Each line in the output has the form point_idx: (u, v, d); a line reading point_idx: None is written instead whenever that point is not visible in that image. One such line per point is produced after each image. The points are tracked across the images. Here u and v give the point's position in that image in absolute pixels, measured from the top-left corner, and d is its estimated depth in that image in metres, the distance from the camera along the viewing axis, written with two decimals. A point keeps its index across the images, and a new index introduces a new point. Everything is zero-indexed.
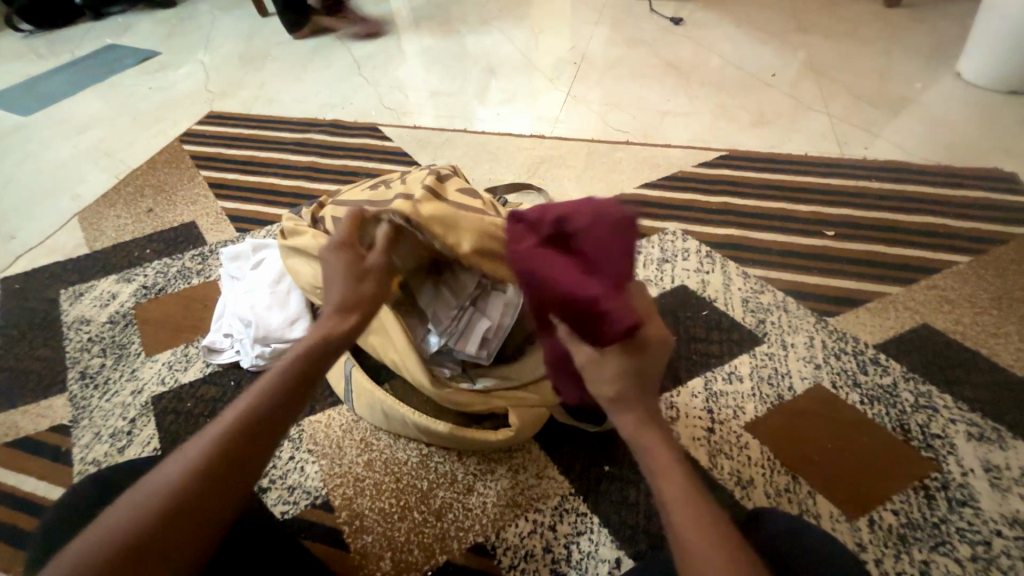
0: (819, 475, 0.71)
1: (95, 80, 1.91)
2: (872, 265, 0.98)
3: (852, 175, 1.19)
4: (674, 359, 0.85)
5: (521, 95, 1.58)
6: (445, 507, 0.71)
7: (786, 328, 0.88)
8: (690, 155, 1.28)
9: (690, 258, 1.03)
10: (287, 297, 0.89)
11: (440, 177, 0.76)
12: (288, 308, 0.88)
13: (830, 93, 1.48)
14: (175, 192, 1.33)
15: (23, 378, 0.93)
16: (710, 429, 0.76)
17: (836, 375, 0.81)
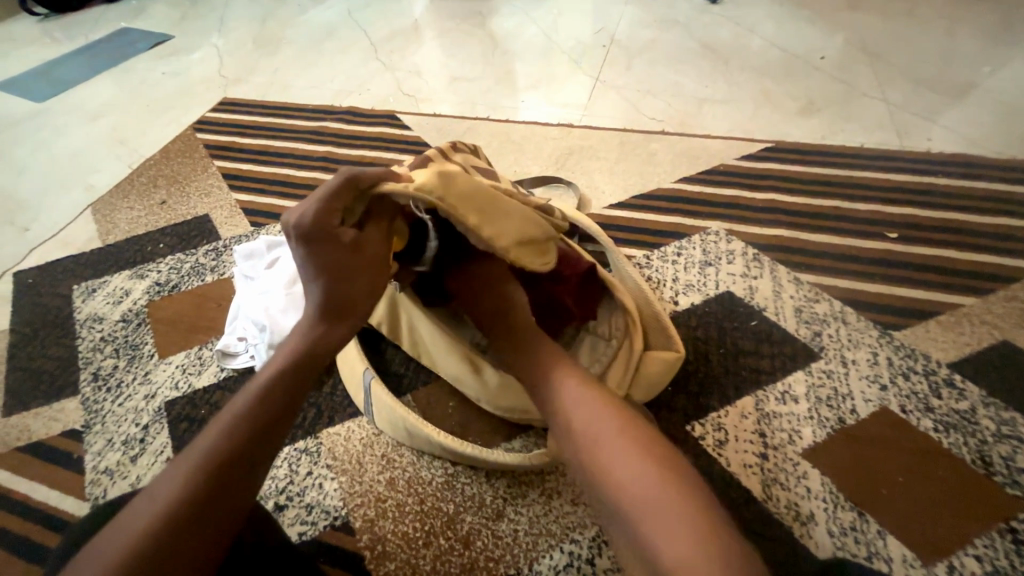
0: (888, 513, 0.63)
1: (108, 66, 1.87)
2: (940, 272, 0.89)
3: (915, 170, 1.08)
4: (720, 375, 0.78)
5: (546, 80, 1.49)
6: (473, 534, 0.66)
7: (845, 343, 0.80)
8: (732, 147, 1.18)
9: (735, 261, 0.94)
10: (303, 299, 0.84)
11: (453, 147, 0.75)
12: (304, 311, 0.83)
13: (885, 78, 1.35)
14: (188, 183, 1.28)
15: (36, 378, 0.90)
16: (763, 456, 0.69)
17: (904, 398, 0.73)
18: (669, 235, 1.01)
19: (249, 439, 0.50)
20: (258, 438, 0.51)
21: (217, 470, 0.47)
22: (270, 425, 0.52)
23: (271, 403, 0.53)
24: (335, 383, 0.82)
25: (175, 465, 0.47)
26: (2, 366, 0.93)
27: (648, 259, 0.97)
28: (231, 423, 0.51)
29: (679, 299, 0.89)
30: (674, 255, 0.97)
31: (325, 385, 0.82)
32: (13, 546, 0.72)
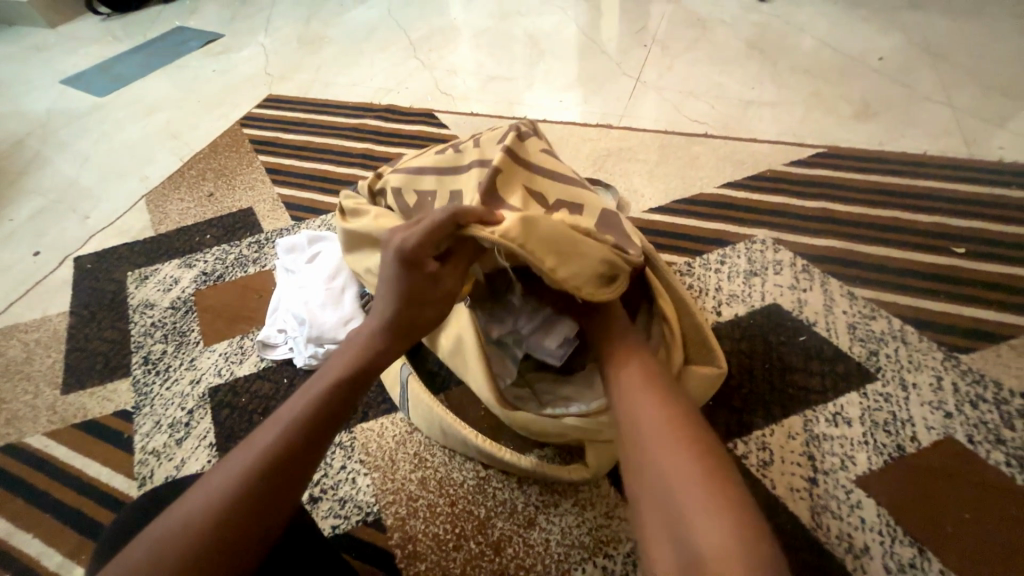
0: (953, 551, 0.59)
1: (163, 63, 1.96)
2: (1013, 292, 0.82)
3: (984, 180, 1.00)
4: (766, 392, 0.74)
5: (586, 80, 1.46)
6: (504, 540, 0.65)
7: (905, 364, 0.75)
8: (781, 152, 1.13)
9: (783, 272, 0.90)
10: (340, 297, 0.85)
11: (520, 139, 0.73)
12: (341, 309, 0.84)
13: (950, 80, 1.27)
14: (234, 177, 1.33)
15: (92, 359, 0.95)
16: (813, 480, 0.65)
17: (971, 428, 0.68)
18: (712, 242, 0.97)
19: (299, 444, 0.51)
20: (306, 446, 0.52)
21: (267, 471, 0.49)
22: (319, 436, 0.53)
23: (325, 413, 0.54)
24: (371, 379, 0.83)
25: (233, 459, 0.50)
26: (62, 346, 0.99)
27: (689, 267, 0.93)
28: (286, 423, 0.52)
29: (722, 310, 0.85)
30: (717, 263, 0.93)
31: None
32: (69, 518, 0.76)
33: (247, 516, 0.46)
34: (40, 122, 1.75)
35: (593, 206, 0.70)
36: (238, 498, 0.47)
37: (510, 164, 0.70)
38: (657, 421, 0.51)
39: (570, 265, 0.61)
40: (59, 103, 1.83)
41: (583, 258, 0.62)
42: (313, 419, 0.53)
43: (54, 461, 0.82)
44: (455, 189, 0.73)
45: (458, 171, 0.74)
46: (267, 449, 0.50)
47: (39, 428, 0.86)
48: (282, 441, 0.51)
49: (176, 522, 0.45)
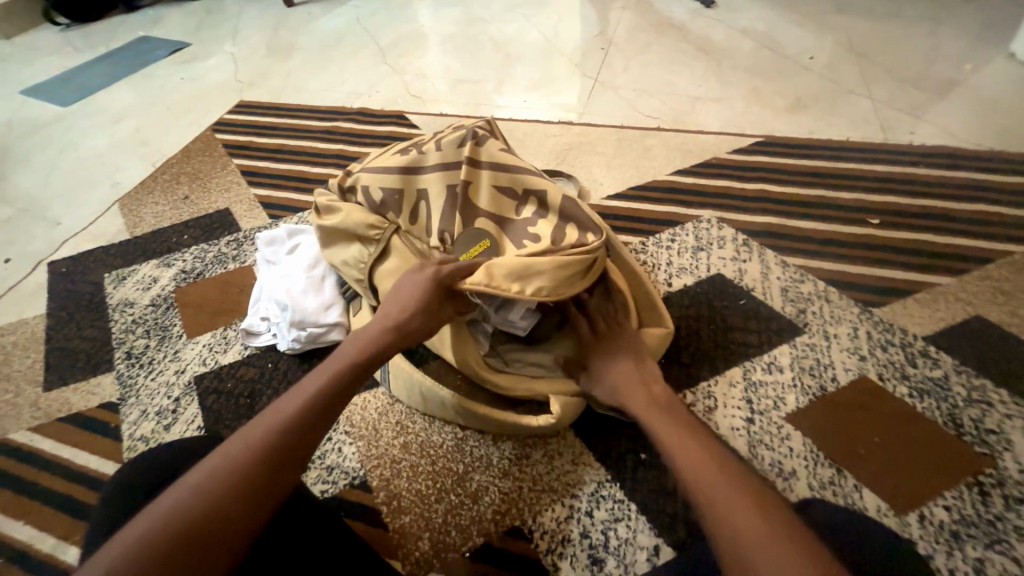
0: (865, 469, 0.69)
1: (129, 72, 1.96)
2: (918, 254, 0.94)
3: (896, 161, 1.13)
4: (710, 349, 0.84)
5: (548, 82, 1.56)
6: (481, 490, 0.71)
7: (828, 319, 0.86)
8: (724, 142, 1.24)
9: (726, 246, 1.00)
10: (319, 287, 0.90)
11: (476, 145, 0.82)
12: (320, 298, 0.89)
13: (871, 76, 1.42)
14: (209, 180, 1.36)
15: (73, 357, 0.97)
16: (750, 419, 0.75)
17: (882, 368, 0.79)
18: (664, 223, 1.07)
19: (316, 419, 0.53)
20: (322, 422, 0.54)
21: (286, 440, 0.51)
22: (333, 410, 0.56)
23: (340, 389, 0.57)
24: None
25: (250, 428, 0.51)
26: (41, 346, 1.00)
27: (643, 245, 1.03)
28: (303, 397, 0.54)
29: (673, 281, 0.95)
30: (668, 241, 1.03)
31: None
32: (60, 504, 0.78)
33: (268, 483, 0.47)
34: (1, 132, 1.72)
35: (551, 202, 0.78)
36: (261, 464, 0.48)
37: (472, 172, 0.81)
38: (704, 459, 0.54)
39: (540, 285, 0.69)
40: (20, 114, 1.80)
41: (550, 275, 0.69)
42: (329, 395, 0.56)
43: (41, 454, 0.84)
44: (424, 190, 0.83)
45: (424, 171, 0.83)
46: (285, 424, 0.51)
47: (23, 424, 0.88)
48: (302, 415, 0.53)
49: (193, 487, 0.44)
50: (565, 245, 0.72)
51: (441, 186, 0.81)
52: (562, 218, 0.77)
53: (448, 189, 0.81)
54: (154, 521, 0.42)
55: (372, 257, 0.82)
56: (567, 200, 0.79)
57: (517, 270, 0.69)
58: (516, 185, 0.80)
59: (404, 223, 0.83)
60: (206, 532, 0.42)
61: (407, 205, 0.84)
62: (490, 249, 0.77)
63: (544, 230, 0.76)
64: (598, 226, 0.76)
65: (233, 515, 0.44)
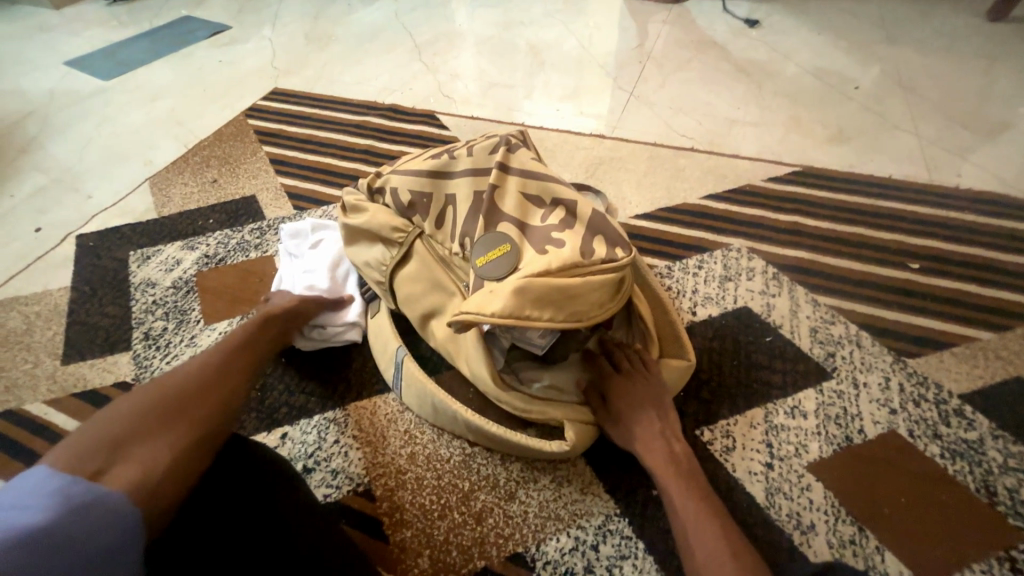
0: (889, 530, 0.66)
1: (169, 50, 1.99)
2: (958, 306, 0.90)
3: (939, 204, 1.09)
4: (732, 385, 0.81)
5: (582, 92, 1.54)
6: (486, 511, 0.70)
7: (858, 365, 0.82)
8: (760, 169, 1.21)
9: (754, 278, 0.97)
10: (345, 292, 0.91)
11: (508, 153, 0.80)
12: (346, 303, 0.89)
13: (918, 112, 1.36)
14: (238, 165, 1.36)
15: (93, 333, 0.98)
16: (769, 465, 0.72)
17: (913, 424, 0.75)
18: (691, 248, 1.04)
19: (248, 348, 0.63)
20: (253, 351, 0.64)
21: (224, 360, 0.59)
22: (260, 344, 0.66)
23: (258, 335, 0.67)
24: (365, 361, 0.88)
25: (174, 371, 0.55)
26: (63, 319, 1.02)
27: (669, 270, 1.00)
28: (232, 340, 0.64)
29: (697, 311, 0.92)
30: (695, 267, 1.00)
31: (356, 362, 0.87)
32: None
33: (222, 381, 0.55)
34: (42, 101, 1.76)
35: (581, 212, 0.73)
36: (206, 373, 0.55)
37: (501, 177, 0.78)
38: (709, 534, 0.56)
39: (565, 307, 0.66)
40: (62, 84, 1.84)
41: (576, 300, 0.67)
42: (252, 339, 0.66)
43: (54, 428, 0.85)
44: (451, 195, 0.80)
45: (453, 176, 0.81)
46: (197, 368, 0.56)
47: (39, 396, 0.89)
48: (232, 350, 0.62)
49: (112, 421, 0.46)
50: (594, 259, 0.68)
51: (469, 192, 0.79)
52: (591, 230, 0.72)
53: (475, 195, 0.78)
54: (118, 418, 0.46)
55: (394, 261, 0.81)
56: (597, 214, 0.75)
57: (545, 296, 0.65)
58: (545, 194, 0.76)
59: (427, 227, 0.81)
60: (181, 415, 0.49)
61: (433, 209, 0.81)
62: (510, 253, 0.71)
63: (569, 237, 0.71)
64: (627, 241, 0.72)
65: (199, 405, 0.51)
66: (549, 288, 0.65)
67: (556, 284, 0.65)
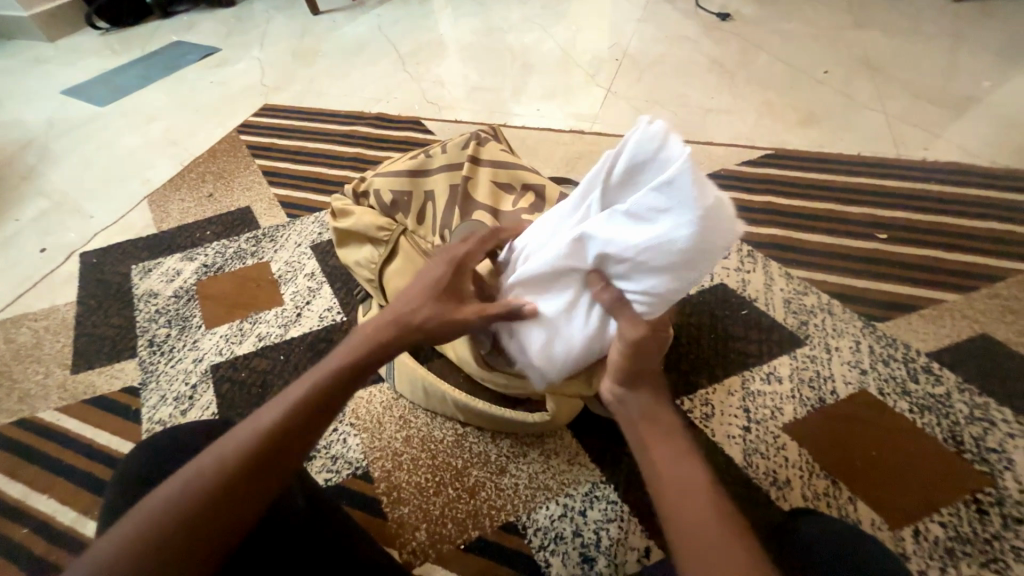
0: (860, 481, 0.69)
1: (162, 75, 2.05)
2: (925, 271, 0.94)
3: (906, 177, 1.13)
4: (710, 357, 0.85)
5: (562, 91, 1.59)
6: (479, 485, 0.73)
7: (830, 332, 0.86)
8: (734, 153, 1.25)
9: (730, 256, 1.01)
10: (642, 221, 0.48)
11: (479, 147, 0.85)
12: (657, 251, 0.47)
13: (886, 91, 1.41)
14: (232, 179, 1.41)
15: (99, 343, 1.03)
16: (746, 428, 0.76)
17: (882, 381, 0.79)
18: None
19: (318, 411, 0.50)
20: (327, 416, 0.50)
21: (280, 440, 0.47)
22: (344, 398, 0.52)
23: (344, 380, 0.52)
24: None
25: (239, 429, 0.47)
26: (70, 332, 1.06)
27: None
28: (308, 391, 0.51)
29: None
30: None
31: None
32: (84, 481, 0.83)
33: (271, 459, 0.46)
34: (42, 130, 1.82)
35: (548, 196, 0.79)
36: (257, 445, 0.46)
37: (474, 169, 0.83)
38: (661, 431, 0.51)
39: None
40: (61, 112, 1.90)
41: None
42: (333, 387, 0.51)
43: (67, 433, 0.89)
44: (430, 190, 0.84)
45: (430, 173, 0.85)
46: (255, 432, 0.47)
47: (51, 404, 0.94)
48: (300, 407, 0.49)
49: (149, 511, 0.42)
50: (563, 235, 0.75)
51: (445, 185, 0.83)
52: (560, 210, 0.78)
53: (451, 188, 0.83)
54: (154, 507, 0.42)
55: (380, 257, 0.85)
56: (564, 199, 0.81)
57: None
58: (515, 181, 0.82)
59: (410, 223, 0.84)
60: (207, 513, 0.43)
61: (414, 205, 0.85)
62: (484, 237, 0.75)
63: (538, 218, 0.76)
64: None
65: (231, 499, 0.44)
66: None
67: None
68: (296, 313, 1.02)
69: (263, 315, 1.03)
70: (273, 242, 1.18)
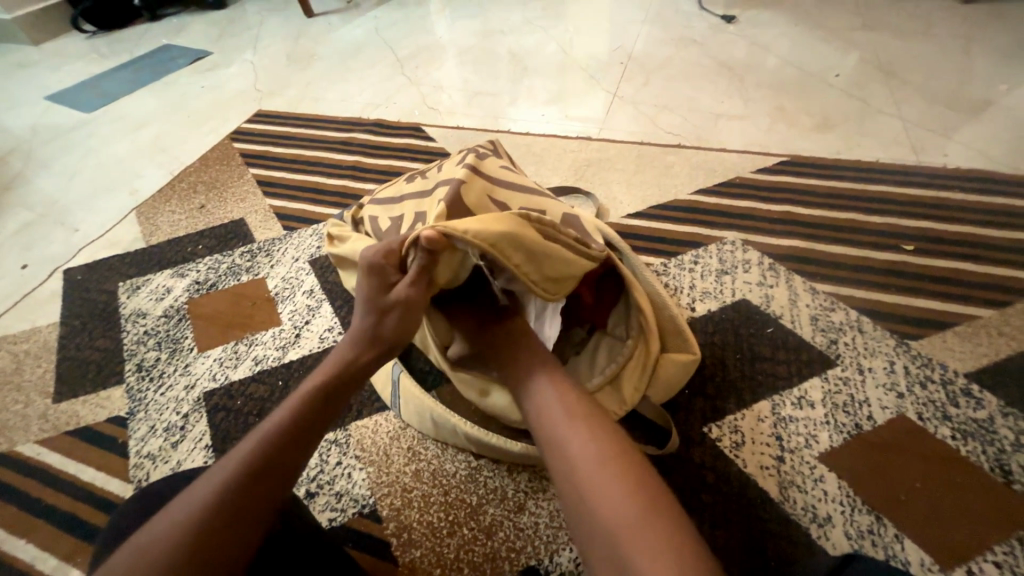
0: (905, 516, 0.65)
1: (151, 79, 1.98)
2: (957, 285, 0.90)
3: (930, 185, 1.09)
4: (737, 380, 0.80)
5: (567, 95, 1.54)
6: (495, 525, 0.68)
7: (862, 351, 0.82)
8: (748, 161, 1.21)
9: (751, 270, 0.97)
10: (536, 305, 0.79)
11: (477, 159, 0.78)
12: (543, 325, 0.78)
13: (901, 95, 1.37)
14: (226, 190, 1.35)
15: (84, 368, 0.96)
16: (780, 458, 0.71)
17: (921, 406, 0.74)
18: (685, 244, 1.04)
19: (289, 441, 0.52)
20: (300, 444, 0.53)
21: (269, 456, 0.50)
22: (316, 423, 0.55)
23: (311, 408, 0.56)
24: None
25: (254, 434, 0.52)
26: (53, 356, 1.00)
27: (664, 267, 1.00)
28: (274, 429, 0.52)
29: (696, 306, 0.92)
30: (690, 263, 0.99)
31: None
32: (66, 524, 0.76)
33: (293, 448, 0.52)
34: (24, 137, 1.75)
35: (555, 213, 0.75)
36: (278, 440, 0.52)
37: (471, 179, 0.74)
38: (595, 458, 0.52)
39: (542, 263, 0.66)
40: (44, 119, 1.83)
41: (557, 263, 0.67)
42: (313, 409, 0.56)
43: (48, 469, 0.83)
44: (422, 211, 0.77)
45: (426, 194, 0.78)
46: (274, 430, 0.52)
47: (31, 436, 0.87)
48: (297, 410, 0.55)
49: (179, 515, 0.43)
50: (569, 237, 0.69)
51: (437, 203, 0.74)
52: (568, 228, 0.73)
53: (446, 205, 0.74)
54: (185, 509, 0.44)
55: None
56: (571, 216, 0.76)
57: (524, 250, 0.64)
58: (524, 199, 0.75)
59: None
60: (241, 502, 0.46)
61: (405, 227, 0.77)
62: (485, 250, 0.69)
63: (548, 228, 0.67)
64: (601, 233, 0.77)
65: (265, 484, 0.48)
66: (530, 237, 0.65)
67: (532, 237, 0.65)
68: (294, 333, 0.96)
69: (259, 336, 0.97)
70: (269, 257, 1.12)
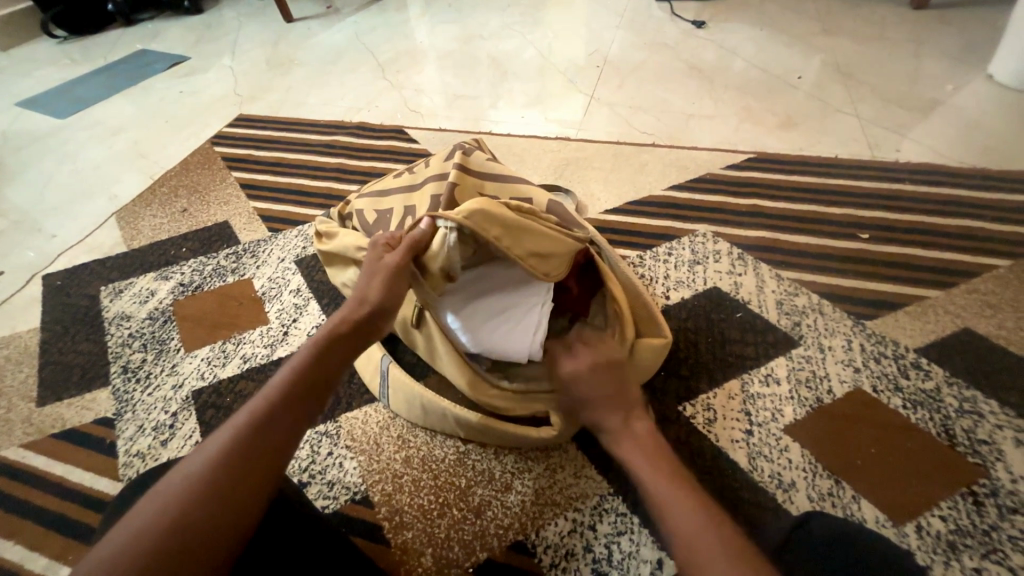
0: (862, 480, 0.70)
1: (127, 84, 1.96)
2: (909, 270, 0.97)
3: (884, 178, 1.17)
4: (709, 362, 0.85)
5: (545, 98, 1.59)
6: (484, 504, 0.71)
7: (823, 331, 0.88)
8: (718, 158, 1.27)
9: (721, 260, 1.02)
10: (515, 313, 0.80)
11: (466, 155, 0.83)
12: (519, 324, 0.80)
13: (858, 95, 1.46)
14: (208, 193, 1.36)
15: (68, 371, 0.96)
16: (749, 431, 0.76)
17: (876, 379, 0.80)
18: (660, 237, 1.09)
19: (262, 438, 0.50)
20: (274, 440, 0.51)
21: (272, 418, 0.52)
22: (303, 410, 0.55)
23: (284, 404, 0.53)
24: (351, 373, 0.88)
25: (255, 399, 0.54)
26: (34, 360, 0.99)
27: (641, 259, 1.05)
28: (268, 401, 0.53)
29: (670, 294, 0.96)
30: (665, 254, 1.05)
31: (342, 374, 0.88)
32: (55, 524, 0.77)
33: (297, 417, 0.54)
34: None
35: (540, 202, 0.80)
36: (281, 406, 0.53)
37: (461, 175, 0.80)
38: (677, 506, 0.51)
39: (530, 241, 0.72)
40: (16, 125, 1.80)
41: (542, 241, 0.73)
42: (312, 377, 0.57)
43: (34, 471, 0.82)
44: (412, 206, 0.81)
45: (415, 189, 0.83)
46: (277, 397, 0.54)
47: (14, 440, 0.87)
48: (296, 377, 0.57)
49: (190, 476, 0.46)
50: (551, 222, 0.76)
51: (428, 199, 0.79)
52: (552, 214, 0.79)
53: (437, 199, 0.79)
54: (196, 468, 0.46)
55: None
56: (556, 202, 0.81)
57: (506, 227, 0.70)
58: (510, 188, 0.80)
59: None
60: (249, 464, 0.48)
61: (395, 220, 0.82)
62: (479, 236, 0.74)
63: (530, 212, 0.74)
64: (577, 221, 0.82)
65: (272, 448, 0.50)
66: (511, 216, 0.70)
67: (515, 218, 0.71)
68: (282, 331, 0.98)
69: (247, 334, 0.98)
70: (255, 258, 1.13)
